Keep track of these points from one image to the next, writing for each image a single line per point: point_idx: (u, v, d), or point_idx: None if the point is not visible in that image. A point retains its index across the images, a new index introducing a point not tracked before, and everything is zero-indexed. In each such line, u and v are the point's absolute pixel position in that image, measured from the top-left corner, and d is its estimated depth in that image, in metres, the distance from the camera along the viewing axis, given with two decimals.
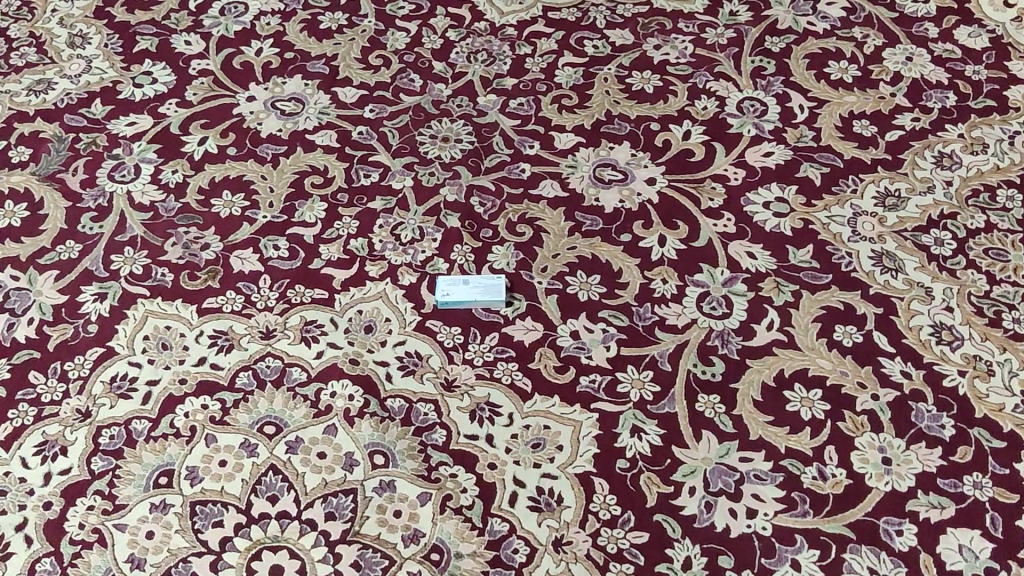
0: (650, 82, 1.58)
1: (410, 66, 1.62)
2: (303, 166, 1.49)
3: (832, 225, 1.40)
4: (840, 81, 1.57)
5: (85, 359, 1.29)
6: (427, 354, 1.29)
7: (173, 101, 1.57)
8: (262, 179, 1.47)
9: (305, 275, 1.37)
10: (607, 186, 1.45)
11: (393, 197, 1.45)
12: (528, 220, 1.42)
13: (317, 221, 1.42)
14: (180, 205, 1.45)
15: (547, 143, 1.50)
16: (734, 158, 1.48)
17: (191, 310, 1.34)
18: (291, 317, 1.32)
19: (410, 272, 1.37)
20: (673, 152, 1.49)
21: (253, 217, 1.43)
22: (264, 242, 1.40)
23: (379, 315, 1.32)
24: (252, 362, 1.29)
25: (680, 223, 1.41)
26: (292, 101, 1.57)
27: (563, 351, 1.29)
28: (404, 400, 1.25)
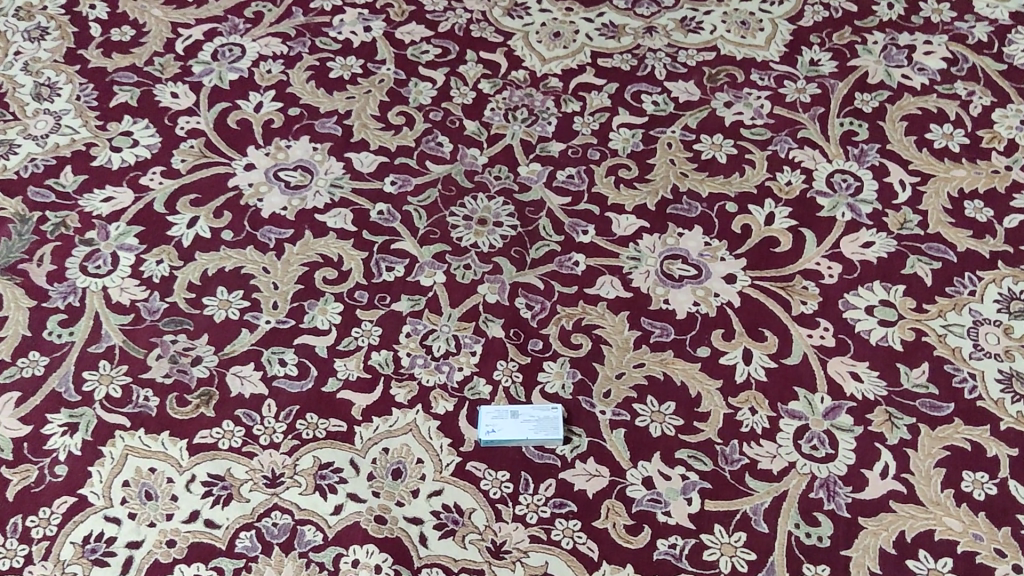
0: (722, 149, 1.34)
1: (437, 125, 1.37)
2: (313, 255, 1.25)
3: (949, 338, 1.17)
4: (945, 150, 1.33)
5: (52, 513, 1.06)
6: (469, 509, 1.06)
7: (158, 171, 1.32)
8: (264, 272, 1.23)
9: (318, 400, 1.13)
10: (679, 285, 1.21)
11: (421, 295, 1.21)
12: (585, 327, 1.18)
13: (330, 328, 1.18)
14: (166, 305, 1.21)
15: (604, 228, 1.26)
16: (828, 249, 1.24)
17: (180, 447, 1.10)
18: (302, 458, 1.09)
19: (445, 397, 1.13)
20: (755, 241, 1.25)
21: (254, 322, 1.19)
22: (267, 356, 1.16)
23: (409, 456, 1.09)
24: (255, 518, 1.06)
25: (769, 335, 1.17)
26: (298, 170, 1.33)
27: (635, 506, 1.06)
28: (443, 571, 1.02)
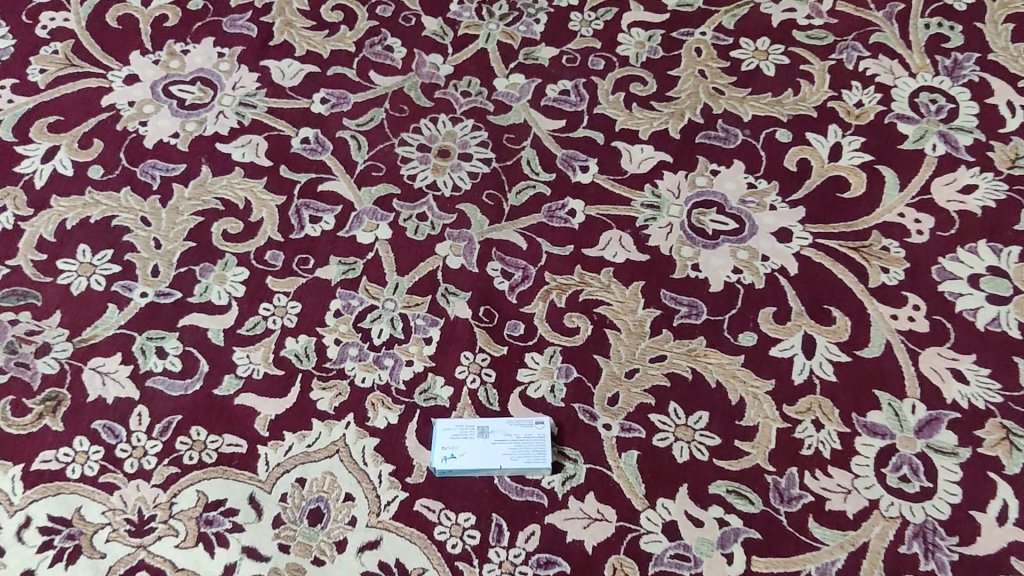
0: (768, 57, 1.01)
1: (387, 24, 1.03)
2: (210, 200, 0.91)
3: None
4: None
5: None
6: (416, 570, 0.74)
7: (7, 84, 0.98)
8: (143, 225, 0.90)
9: (208, 409, 0.81)
10: (714, 244, 0.88)
11: (358, 257, 0.88)
12: (583, 304, 0.85)
13: (230, 304, 0.86)
14: (7, 271, 0.87)
15: (610, 163, 0.93)
16: (915, 195, 0.92)
17: (11, 477, 0.78)
18: (181, 493, 0.77)
19: (386, 404, 0.81)
20: (816, 183, 0.92)
21: (126, 296, 0.86)
22: (140, 343, 0.84)
23: (333, 491, 0.77)
24: None
25: (837, 316, 0.85)
26: (196, 84, 0.99)
27: (654, 565, 0.74)
28: None
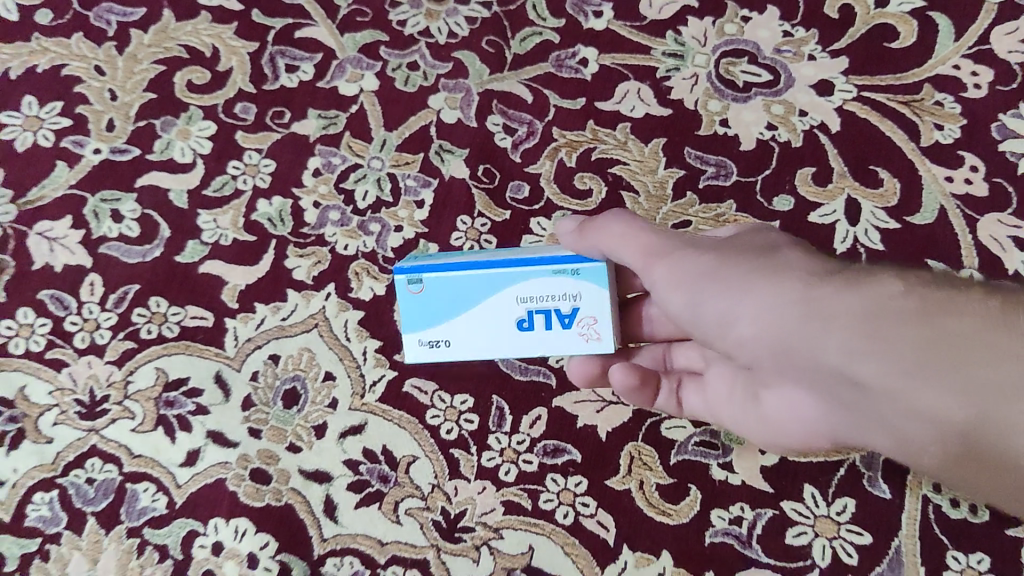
0: None
1: None
2: (173, 48, 0.80)
3: None
4: None
5: None
6: (406, 458, 0.65)
7: None
8: (96, 75, 0.79)
9: (168, 278, 0.71)
10: (745, 98, 0.77)
11: (340, 111, 0.77)
12: (597, 163, 0.75)
13: (196, 161, 0.75)
14: None
15: (627, 6, 0.81)
16: (977, 44, 0.79)
17: None
18: (138, 372, 0.68)
19: (371, 274, 0.71)
20: (862, 31, 0.80)
21: (76, 153, 0.76)
22: (94, 206, 0.74)
23: (310, 369, 0.68)
24: (59, 471, 0.65)
25: (885, 177, 0.75)
26: None
27: (676, 456, 0.65)
28: (361, 562, 0.63)
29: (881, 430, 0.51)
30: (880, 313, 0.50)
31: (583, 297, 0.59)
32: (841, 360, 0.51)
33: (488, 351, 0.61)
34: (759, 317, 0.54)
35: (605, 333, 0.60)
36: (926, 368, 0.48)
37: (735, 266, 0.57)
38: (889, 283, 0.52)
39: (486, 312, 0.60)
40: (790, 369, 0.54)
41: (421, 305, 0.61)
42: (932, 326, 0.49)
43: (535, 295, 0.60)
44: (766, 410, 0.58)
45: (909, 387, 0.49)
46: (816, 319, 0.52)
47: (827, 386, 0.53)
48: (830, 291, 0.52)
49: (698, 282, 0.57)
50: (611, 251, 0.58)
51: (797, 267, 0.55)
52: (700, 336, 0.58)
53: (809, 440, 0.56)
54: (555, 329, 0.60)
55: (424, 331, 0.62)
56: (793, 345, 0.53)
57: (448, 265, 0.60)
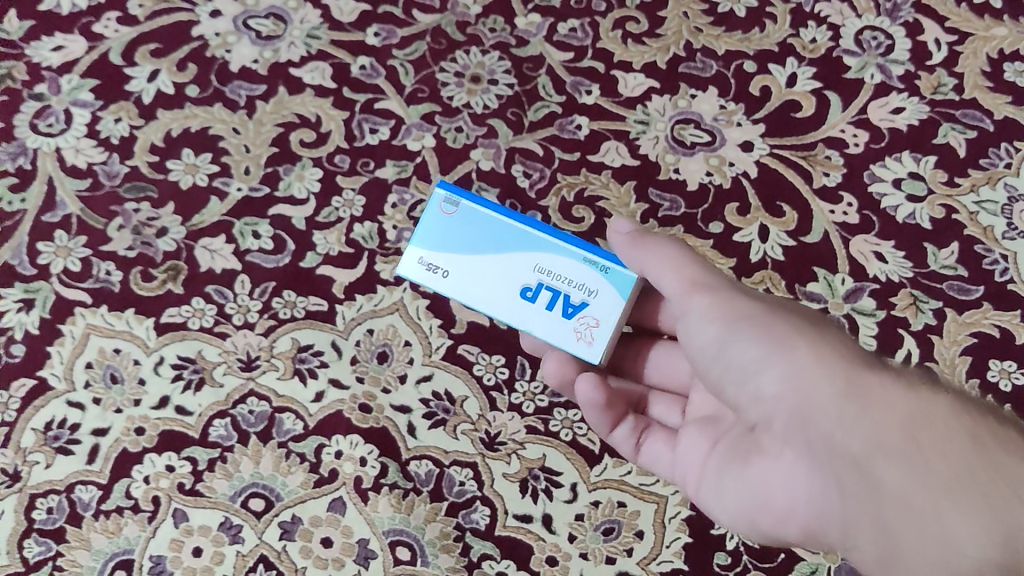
0: (741, 1, 1.19)
1: None
2: (288, 115, 1.13)
3: (981, 216, 1.09)
4: (988, 5, 1.20)
5: (11, 397, 0.98)
6: (461, 396, 0.98)
7: (113, 16, 1.18)
8: (234, 133, 1.12)
9: (295, 276, 1.04)
10: (691, 153, 1.11)
11: (408, 160, 1.10)
12: (588, 199, 1.09)
13: (309, 196, 1.08)
14: (127, 170, 1.10)
15: (609, 87, 1.14)
16: (855, 115, 1.13)
17: (147, 327, 1.01)
18: (279, 339, 1.01)
19: None
20: (775, 105, 1.13)
21: (224, 190, 1.08)
22: (240, 227, 1.06)
23: (395, 338, 1.00)
24: (230, 405, 0.98)
25: (787, 211, 1.08)
26: (269, 17, 1.18)
27: None
28: (433, 463, 0.96)
29: (866, 521, 0.61)
30: (926, 429, 0.59)
31: (598, 295, 0.78)
32: (863, 449, 0.61)
33: (477, 296, 0.79)
34: (788, 370, 0.65)
35: (596, 338, 0.78)
36: (961, 501, 0.56)
37: (774, 321, 0.68)
38: (940, 403, 0.60)
39: (504, 266, 0.79)
40: (796, 434, 0.65)
41: (451, 229, 0.80)
42: (988, 477, 0.56)
43: (554, 275, 0.79)
44: (768, 465, 0.67)
45: (941, 517, 0.56)
46: (857, 402, 0.62)
47: (836, 464, 0.62)
48: (871, 378, 0.63)
49: (730, 324, 0.69)
50: (652, 269, 0.74)
51: (836, 351, 0.65)
52: (704, 362, 0.72)
53: (785, 500, 0.66)
54: (556, 311, 0.79)
55: (433, 256, 0.80)
56: (814, 408, 0.63)
57: (493, 209, 0.80)
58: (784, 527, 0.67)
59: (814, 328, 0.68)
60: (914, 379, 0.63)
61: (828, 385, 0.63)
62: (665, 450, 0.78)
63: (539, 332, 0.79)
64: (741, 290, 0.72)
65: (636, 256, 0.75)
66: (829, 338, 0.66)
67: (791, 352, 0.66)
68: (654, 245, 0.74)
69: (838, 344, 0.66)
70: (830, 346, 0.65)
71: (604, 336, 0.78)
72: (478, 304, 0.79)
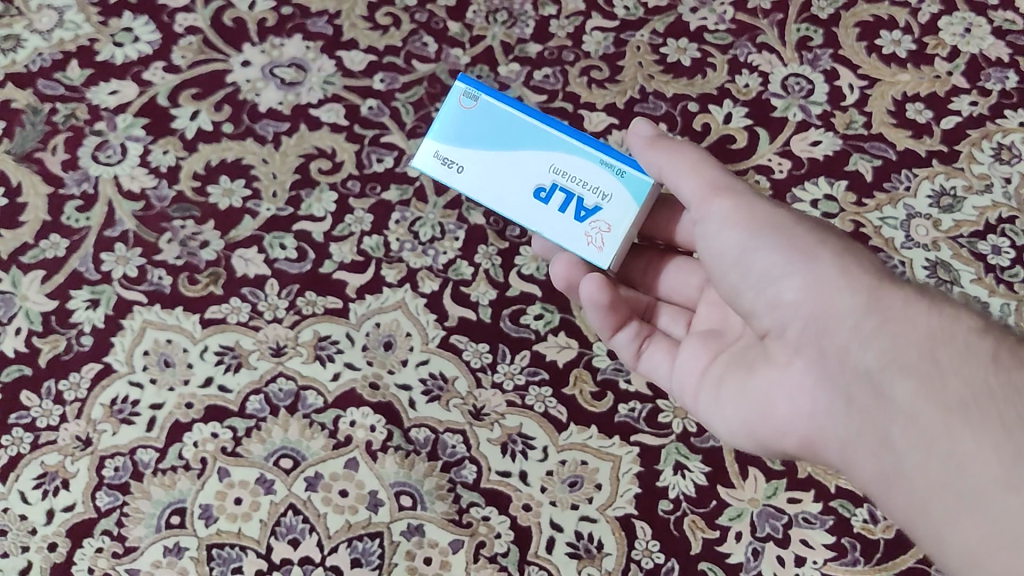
0: (686, 53, 1.43)
1: (422, 26, 1.45)
2: (309, 148, 1.35)
3: (884, 229, 1.31)
4: (893, 56, 1.44)
5: (81, 377, 1.19)
6: (453, 376, 1.20)
7: (160, 66, 1.41)
8: (263, 163, 1.34)
9: (316, 280, 1.25)
10: None
11: (410, 185, 1.31)
12: None
13: (326, 215, 1.30)
14: (174, 194, 1.32)
15: (576, 124, 1.38)
16: (780, 147, 1.36)
17: (193, 321, 1.23)
18: (304, 331, 1.22)
19: (430, 278, 1.25)
20: (713, 138, 1.37)
21: (256, 210, 1.30)
22: (269, 240, 1.28)
23: (398, 329, 1.22)
24: (263, 383, 1.19)
25: None
26: (292, 67, 1.41)
27: (599, 375, 1.19)
28: (430, 430, 1.17)
29: (874, 434, 0.68)
30: (942, 346, 0.67)
31: (610, 200, 0.88)
32: (876, 363, 0.68)
33: (490, 190, 0.91)
34: (812, 282, 0.73)
35: (605, 243, 0.89)
36: (971, 420, 0.63)
37: (797, 233, 0.76)
38: (955, 322, 0.68)
39: (522, 164, 0.90)
40: (807, 343, 0.73)
41: (472, 124, 0.91)
42: (1002, 399, 0.63)
43: (567, 177, 0.89)
44: (774, 375, 0.76)
45: (952, 433, 0.64)
46: (877, 318, 0.69)
47: (846, 374, 0.70)
48: (892, 295, 0.70)
49: (753, 231, 0.77)
50: (671, 172, 0.82)
51: (857, 266, 0.73)
52: (727, 269, 0.79)
53: (789, 408, 0.74)
54: (569, 213, 0.89)
55: (454, 151, 0.91)
56: (830, 316, 0.71)
57: (512, 109, 0.91)
58: (784, 435, 0.75)
59: (844, 250, 0.75)
60: (934, 299, 0.71)
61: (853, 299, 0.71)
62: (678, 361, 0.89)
63: (550, 231, 0.90)
64: (768, 201, 0.80)
65: (658, 159, 0.83)
66: (858, 258, 0.74)
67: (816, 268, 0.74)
68: (678, 150, 0.83)
69: (865, 265, 0.74)
70: (860, 267, 0.73)
71: (613, 240, 0.88)
72: (493, 198, 0.91)
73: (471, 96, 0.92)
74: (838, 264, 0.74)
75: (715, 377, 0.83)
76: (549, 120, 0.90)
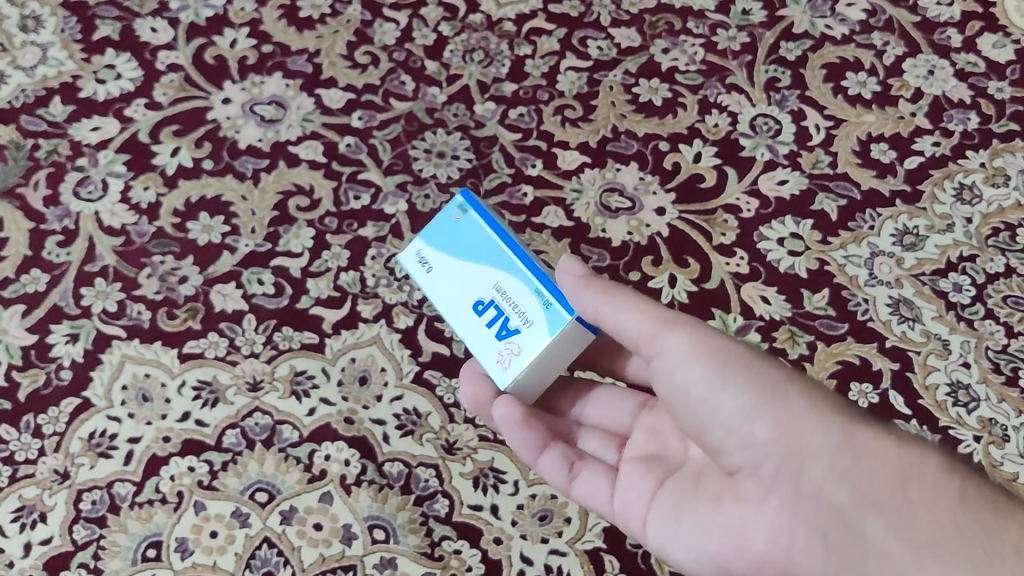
0: (658, 93, 1.47)
1: (400, 65, 1.48)
2: (287, 184, 1.38)
3: (848, 267, 1.35)
4: (859, 97, 1.48)
5: (60, 412, 1.21)
6: (426, 411, 1.22)
7: (141, 103, 1.44)
8: (242, 200, 1.36)
9: (292, 315, 1.28)
10: (615, 216, 1.37)
11: (385, 222, 1.35)
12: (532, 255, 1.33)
13: (304, 251, 1.32)
14: (154, 230, 1.34)
15: (550, 162, 1.41)
16: (748, 186, 1.40)
17: (171, 356, 1.25)
18: (280, 366, 1.25)
19: (406, 313, 1.28)
20: (683, 177, 1.40)
21: (234, 246, 1.33)
22: (247, 276, 1.30)
23: (373, 365, 1.25)
24: (240, 418, 1.22)
25: (692, 263, 1.34)
26: (271, 105, 1.44)
27: None
28: (404, 464, 1.20)
29: (856, 570, 0.72)
30: (911, 485, 0.71)
31: (529, 326, 0.88)
32: (848, 500, 0.73)
33: (442, 293, 0.93)
34: (781, 418, 0.77)
35: (512, 365, 0.88)
36: (948, 558, 0.66)
37: (765, 372, 0.79)
38: (922, 457, 0.72)
39: (472, 276, 0.91)
40: (784, 480, 0.77)
41: (451, 232, 0.94)
42: (975, 538, 0.66)
43: (505, 297, 0.89)
44: (749, 509, 0.79)
45: (932, 572, 0.66)
46: (851, 456, 0.74)
47: (824, 513, 0.74)
48: (864, 432, 0.75)
49: (719, 369, 0.79)
50: (612, 314, 0.83)
51: (826, 402, 0.77)
52: (692, 405, 0.81)
53: (766, 541, 0.78)
54: (493, 329, 0.90)
55: (429, 250, 0.95)
56: (806, 455, 0.75)
57: (488, 224, 0.92)
58: (762, 567, 0.78)
59: (814, 389, 0.79)
60: (906, 439, 0.74)
61: (826, 437, 0.75)
62: (626, 489, 0.89)
63: (472, 340, 0.91)
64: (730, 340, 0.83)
65: (602, 302, 0.83)
66: (825, 398, 0.78)
67: (786, 406, 0.77)
68: (619, 291, 0.83)
69: (833, 405, 0.77)
70: (828, 407, 0.77)
71: (518, 364, 0.88)
72: (441, 300, 0.93)
73: (463, 209, 0.94)
74: (809, 402, 0.77)
75: (678, 503, 0.84)
76: (512, 246, 0.90)
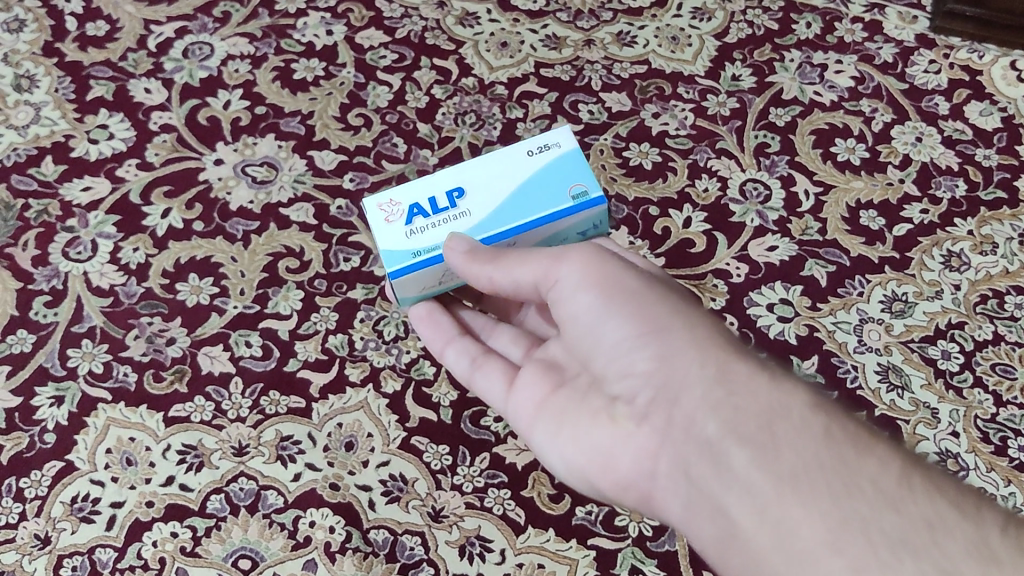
0: (648, 157, 1.48)
1: (393, 127, 1.50)
2: (278, 246, 1.38)
3: (837, 334, 1.35)
4: (847, 163, 1.49)
5: (42, 475, 1.20)
6: (413, 478, 1.21)
7: (133, 163, 1.44)
8: (232, 261, 1.36)
9: (279, 379, 1.27)
10: None
11: (375, 284, 1.34)
12: None
13: (293, 313, 1.32)
14: (143, 290, 1.34)
15: None
16: (737, 252, 1.40)
17: (157, 419, 1.24)
18: (266, 431, 1.24)
19: (393, 377, 1.27)
20: (673, 243, 1.41)
21: (223, 308, 1.32)
22: (236, 337, 1.30)
23: (360, 430, 1.24)
24: (224, 483, 1.20)
25: None
26: (264, 166, 1.45)
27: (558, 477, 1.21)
28: (389, 531, 1.18)
29: (712, 503, 0.66)
30: (778, 418, 0.65)
31: (405, 235, 0.85)
32: (716, 432, 0.67)
33: (499, 158, 0.88)
34: (660, 348, 0.73)
35: (383, 212, 0.86)
36: (803, 490, 0.61)
37: (652, 307, 0.76)
38: (794, 395, 0.66)
39: (495, 192, 0.86)
40: (657, 411, 0.71)
41: (556, 178, 0.86)
42: (836, 469, 0.61)
43: (449, 221, 0.85)
44: (616, 436, 0.75)
45: (783, 502, 0.61)
46: (722, 387, 0.68)
47: (689, 444, 0.69)
48: (739, 367, 0.69)
49: (606, 298, 0.77)
50: (506, 268, 0.80)
51: (712, 339, 0.73)
52: (583, 332, 0.79)
53: (629, 467, 0.74)
54: (427, 202, 0.86)
55: (553, 153, 0.88)
56: (677, 387, 0.71)
57: (548, 215, 0.85)
58: (626, 486, 0.75)
59: (697, 326, 0.74)
60: (777, 372, 0.69)
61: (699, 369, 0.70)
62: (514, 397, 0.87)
63: (432, 180, 0.87)
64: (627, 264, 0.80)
65: (489, 267, 0.80)
66: (707, 330, 0.74)
67: (664, 341, 0.73)
68: (509, 250, 0.81)
69: (709, 337, 0.73)
70: (707, 345, 0.72)
71: (378, 220, 0.85)
72: (492, 158, 0.88)
73: (579, 194, 0.86)
74: (686, 336, 0.73)
75: (555, 411, 0.81)
76: (508, 228, 0.84)
